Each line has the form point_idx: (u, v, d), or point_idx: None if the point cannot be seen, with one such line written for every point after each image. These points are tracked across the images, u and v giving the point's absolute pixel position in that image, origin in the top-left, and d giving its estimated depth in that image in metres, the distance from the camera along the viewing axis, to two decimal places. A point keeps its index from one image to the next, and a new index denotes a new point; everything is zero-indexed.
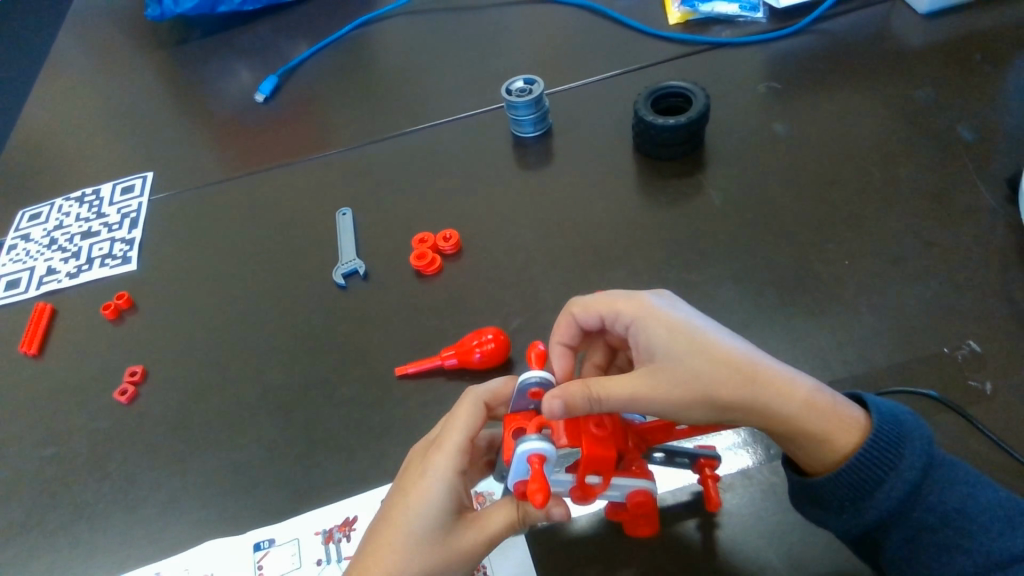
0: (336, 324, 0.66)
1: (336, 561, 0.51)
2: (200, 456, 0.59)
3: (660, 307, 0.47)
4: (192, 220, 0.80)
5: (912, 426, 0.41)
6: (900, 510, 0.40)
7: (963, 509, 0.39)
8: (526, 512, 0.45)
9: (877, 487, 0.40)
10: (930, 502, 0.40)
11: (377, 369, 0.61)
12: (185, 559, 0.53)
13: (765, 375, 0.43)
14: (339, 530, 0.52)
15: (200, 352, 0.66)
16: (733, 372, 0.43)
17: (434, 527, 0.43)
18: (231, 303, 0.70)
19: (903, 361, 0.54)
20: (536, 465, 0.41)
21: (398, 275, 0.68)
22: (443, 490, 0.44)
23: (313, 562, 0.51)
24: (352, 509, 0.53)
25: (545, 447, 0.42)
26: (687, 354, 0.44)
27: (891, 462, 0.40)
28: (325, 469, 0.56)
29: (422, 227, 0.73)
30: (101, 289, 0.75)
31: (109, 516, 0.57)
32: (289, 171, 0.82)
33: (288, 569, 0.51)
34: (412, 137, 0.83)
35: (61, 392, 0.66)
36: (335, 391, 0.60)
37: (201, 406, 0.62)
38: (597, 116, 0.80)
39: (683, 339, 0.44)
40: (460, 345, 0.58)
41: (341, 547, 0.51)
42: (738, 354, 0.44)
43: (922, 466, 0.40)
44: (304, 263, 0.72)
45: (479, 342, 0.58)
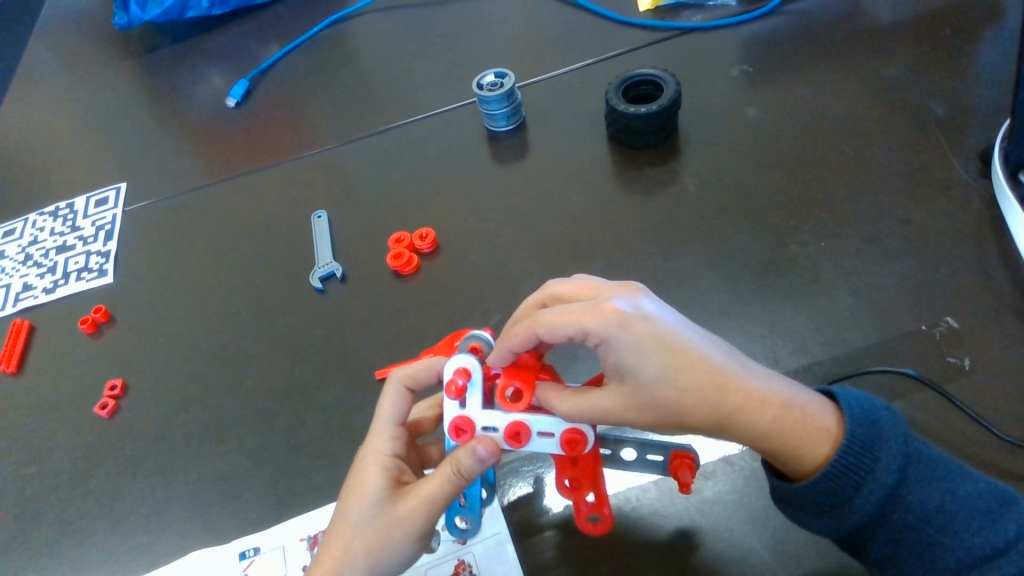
0: (316, 328, 0.65)
1: None
2: (183, 467, 0.58)
3: (631, 319, 0.42)
4: (168, 230, 0.79)
5: (884, 425, 0.41)
6: (881, 512, 0.40)
7: (943, 507, 0.40)
8: (455, 462, 0.43)
9: (856, 492, 0.40)
10: (909, 503, 0.40)
11: (358, 372, 0.61)
12: (170, 572, 0.52)
13: (739, 396, 0.42)
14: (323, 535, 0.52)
15: (181, 362, 0.66)
16: (715, 398, 0.42)
17: (368, 505, 0.44)
18: (209, 312, 0.70)
19: (880, 341, 0.54)
20: (460, 375, 0.45)
21: (376, 276, 0.68)
22: (376, 469, 0.45)
23: (298, 568, 0.51)
24: None
25: (469, 360, 0.46)
26: (660, 382, 0.42)
27: (868, 466, 0.40)
28: (308, 475, 0.55)
29: (398, 226, 0.72)
30: (78, 303, 0.74)
31: (94, 532, 0.56)
32: (264, 175, 0.82)
33: None
34: (386, 136, 0.83)
35: (42, 409, 0.66)
36: (316, 396, 0.60)
37: (183, 416, 0.62)
38: (571, 106, 0.79)
39: (662, 361, 0.42)
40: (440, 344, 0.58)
41: None
42: (714, 372, 0.42)
43: (898, 467, 0.39)
44: (282, 267, 0.72)
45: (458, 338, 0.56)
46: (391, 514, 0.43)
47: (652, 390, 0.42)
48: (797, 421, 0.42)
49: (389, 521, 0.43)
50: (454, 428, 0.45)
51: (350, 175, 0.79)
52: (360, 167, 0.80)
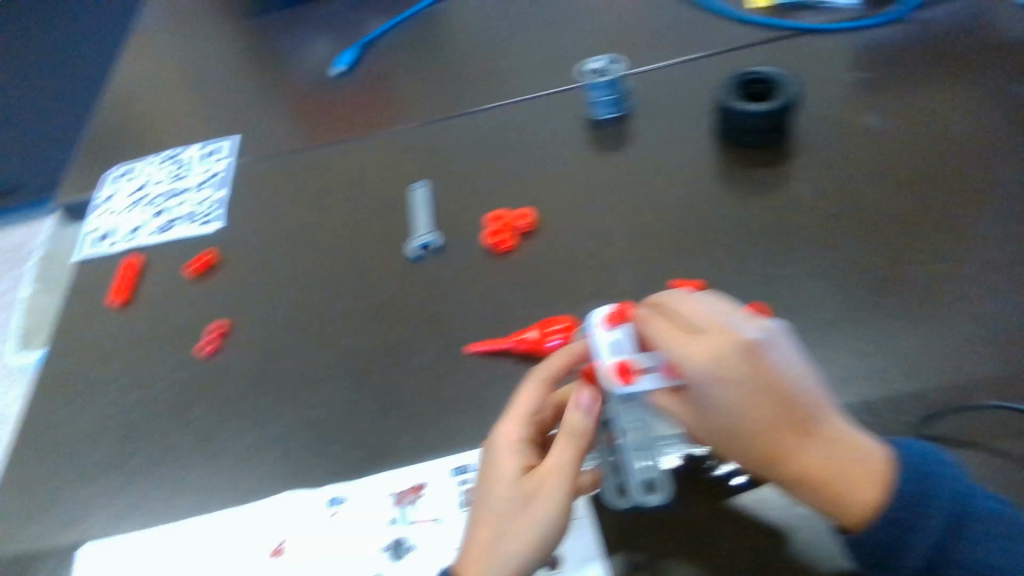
0: (409, 295, 0.67)
1: (406, 523, 0.52)
2: (277, 413, 0.61)
3: (715, 372, 0.42)
4: (273, 186, 0.82)
5: (936, 483, 0.42)
6: (932, 566, 0.42)
7: (987, 560, 0.42)
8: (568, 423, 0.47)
9: (907, 548, 0.42)
10: (959, 557, 0.42)
11: (450, 341, 0.62)
12: (261, 510, 0.55)
13: (790, 468, 0.42)
14: (409, 493, 0.53)
15: (279, 313, 0.68)
16: (761, 460, 0.43)
17: (509, 495, 0.46)
18: (308, 268, 0.72)
19: (992, 368, 0.53)
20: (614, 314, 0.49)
21: (471, 250, 0.69)
22: (510, 456, 0.47)
23: (383, 522, 0.53)
24: (422, 474, 0.54)
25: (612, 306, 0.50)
26: (722, 432, 0.43)
27: (916, 524, 0.42)
28: (397, 434, 0.57)
29: (497, 204, 0.73)
30: (186, 248, 0.77)
31: (192, 464, 0.59)
32: (367, 142, 0.84)
33: (360, 527, 0.53)
34: (488, 113, 0.84)
35: (148, 344, 0.69)
36: (407, 360, 0.62)
37: (279, 365, 0.64)
38: (678, 100, 0.79)
39: (730, 417, 0.42)
40: (533, 330, 0.60)
41: (411, 510, 0.53)
42: (779, 441, 0.42)
43: (947, 526, 0.42)
44: (381, 232, 0.73)
45: (551, 328, 0.59)
46: (530, 497, 0.46)
47: (717, 433, 0.44)
48: (837, 494, 0.42)
49: (531, 505, 0.45)
50: (618, 366, 0.46)
51: (452, 149, 0.80)
52: (461, 142, 0.81)
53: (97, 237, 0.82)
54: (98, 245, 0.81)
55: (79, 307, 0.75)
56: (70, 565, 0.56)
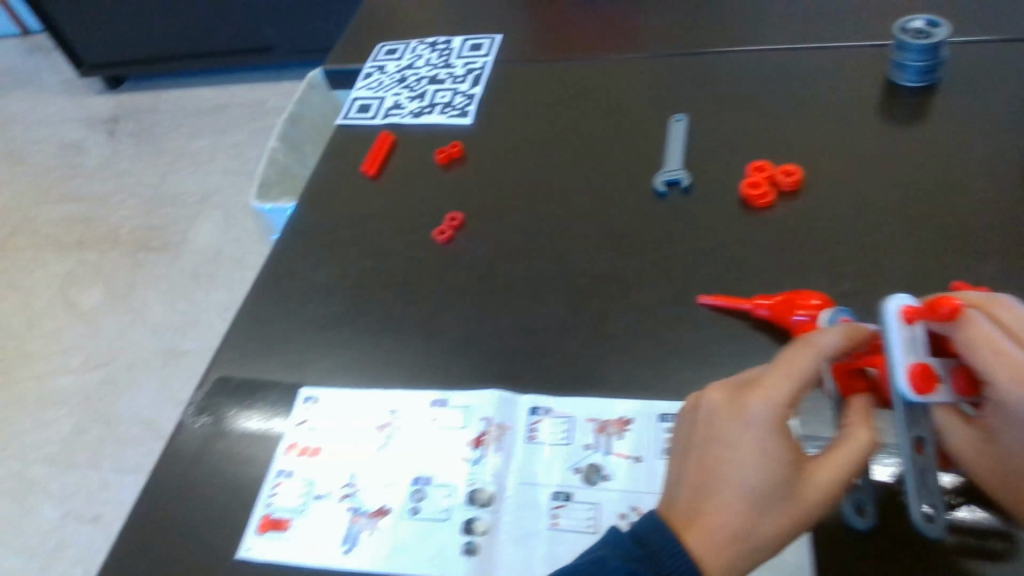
0: (647, 229, 0.65)
1: (604, 453, 0.52)
2: (497, 312, 0.62)
3: None
4: (527, 91, 0.82)
5: None
6: None
7: None
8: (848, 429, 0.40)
9: None
10: None
11: (681, 285, 0.60)
12: (466, 397, 0.57)
13: None
14: (613, 426, 0.53)
15: (514, 217, 0.69)
16: None
17: (769, 492, 0.38)
18: (549, 179, 0.72)
19: None
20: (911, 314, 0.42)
21: (721, 198, 0.65)
22: (777, 439, 0.39)
23: (581, 444, 0.53)
24: (629, 411, 0.53)
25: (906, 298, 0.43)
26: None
27: None
28: (611, 364, 0.56)
29: (758, 155, 0.68)
30: (436, 135, 0.80)
31: (411, 337, 0.62)
32: (630, 65, 0.81)
33: (558, 442, 0.53)
34: (766, 59, 0.77)
35: (388, 216, 0.73)
36: (633, 294, 0.60)
37: (506, 266, 0.65)
38: (1000, 83, 0.68)
39: None
40: (783, 299, 0.54)
41: (611, 441, 0.52)
42: None
43: None
44: (628, 160, 0.71)
45: (805, 304, 0.53)
46: (796, 501, 0.38)
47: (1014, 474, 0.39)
48: None
49: (797, 511, 0.38)
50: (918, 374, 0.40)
51: (719, 89, 0.75)
52: (730, 84, 0.75)
53: (357, 107, 0.86)
54: (357, 114, 0.85)
55: (333, 168, 0.80)
56: (293, 401, 0.61)
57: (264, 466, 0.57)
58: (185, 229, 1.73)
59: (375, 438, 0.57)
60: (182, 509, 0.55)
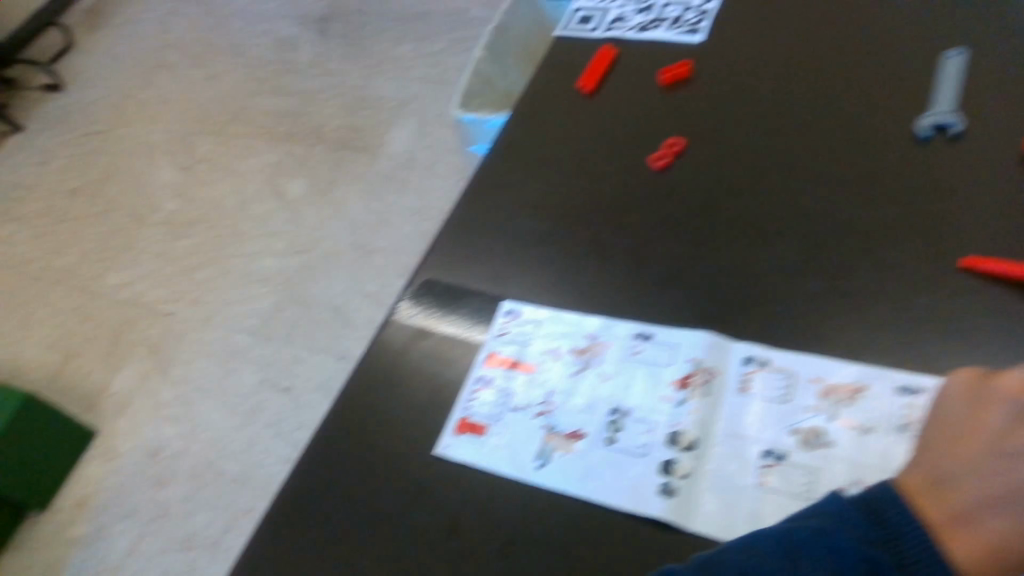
0: (898, 185, 0.68)
1: (826, 421, 0.56)
2: (732, 241, 0.70)
3: None
4: (764, 24, 0.87)
5: None
6: None
7: None
8: None
9: None
10: None
11: (941, 248, 0.63)
12: (680, 338, 0.64)
13: None
14: (846, 393, 0.57)
15: (753, 155, 0.75)
16: None
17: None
18: (789, 117, 0.77)
19: None
20: None
21: (959, 157, 0.67)
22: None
23: (802, 408, 0.58)
24: (865, 377, 0.58)
25: None
26: None
27: None
28: (846, 322, 0.61)
29: (993, 107, 0.69)
30: (658, 52, 0.89)
31: (624, 255, 0.72)
32: (888, 11, 0.82)
33: (772, 400, 0.59)
34: (1022, 6, 0.76)
35: (626, 134, 0.82)
36: (875, 247, 0.64)
37: (733, 203, 0.72)
38: None
39: None
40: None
41: (839, 410, 0.57)
42: None
43: None
44: (874, 100, 0.75)
45: None
46: None
47: None
48: None
49: None
50: None
51: (955, 48, 0.75)
52: (968, 41, 0.75)
53: (581, 18, 0.98)
54: (579, 26, 0.97)
55: (562, 77, 0.92)
56: (495, 313, 0.73)
57: (470, 341, 0.72)
58: (384, 132, 1.97)
59: (575, 360, 0.67)
60: (387, 399, 0.69)
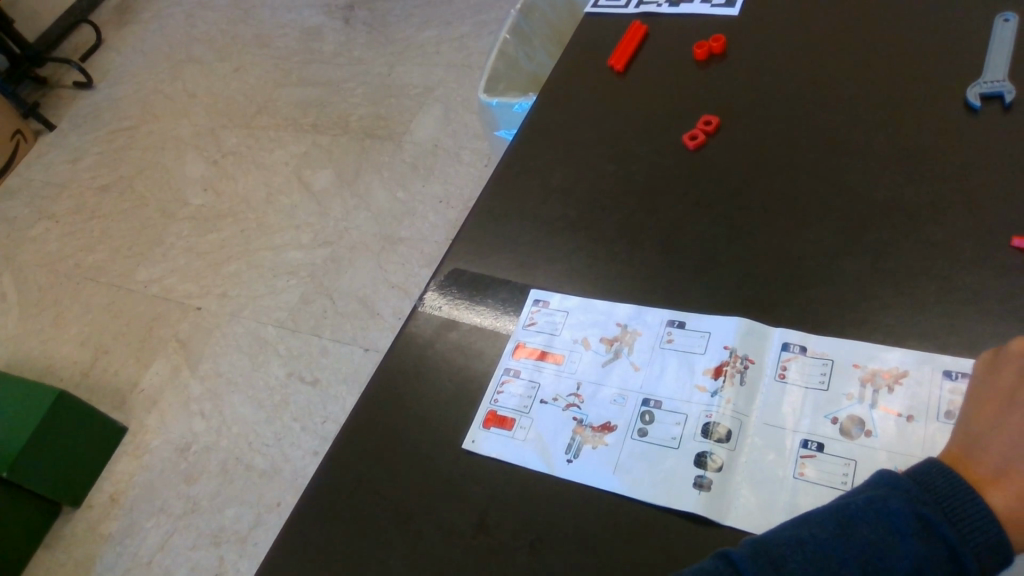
0: (755, 255, 0.97)
1: (805, 432, 0.81)
2: (634, 308, 0.98)
3: None
4: (564, 147, 1.20)
5: None
6: None
7: None
8: None
9: None
10: None
11: (809, 295, 0.91)
12: (656, 389, 0.90)
13: None
14: (784, 382, 0.85)
15: (661, 249, 1.02)
16: None
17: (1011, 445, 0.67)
18: (613, 210, 1.09)
19: None
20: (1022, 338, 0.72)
21: (713, 211, 1.03)
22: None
23: (792, 432, 0.82)
24: (813, 398, 0.83)
25: None
26: None
27: None
28: (773, 370, 0.87)
29: (736, 178, 1.06)
30: (491, 210, 1.17)
31: (599, 367, 0.95)
32: (649, 120, 1.18)
33: (727, 409, 0.85)
34: (723, 107, 1.15)
35: (500, 259, 1.11)
36: (785, 311, 0.91)
37: (630, 288, 1.00)
38: (875, 114, 1.05)
39: None
40: None
41: (809, 424, 0.82)
42: None
43: None
44: (646, 187, 1.10)
45: None
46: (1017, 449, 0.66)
47: None
48: None
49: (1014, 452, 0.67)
50: None
51: (719, 136, 1.11)
52: (719, 135, 1.11)
53: None
54: None
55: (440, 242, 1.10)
56: None
57: (536, 439, 0.90)
58: None
59: None
60: (448, 462, 0.91)
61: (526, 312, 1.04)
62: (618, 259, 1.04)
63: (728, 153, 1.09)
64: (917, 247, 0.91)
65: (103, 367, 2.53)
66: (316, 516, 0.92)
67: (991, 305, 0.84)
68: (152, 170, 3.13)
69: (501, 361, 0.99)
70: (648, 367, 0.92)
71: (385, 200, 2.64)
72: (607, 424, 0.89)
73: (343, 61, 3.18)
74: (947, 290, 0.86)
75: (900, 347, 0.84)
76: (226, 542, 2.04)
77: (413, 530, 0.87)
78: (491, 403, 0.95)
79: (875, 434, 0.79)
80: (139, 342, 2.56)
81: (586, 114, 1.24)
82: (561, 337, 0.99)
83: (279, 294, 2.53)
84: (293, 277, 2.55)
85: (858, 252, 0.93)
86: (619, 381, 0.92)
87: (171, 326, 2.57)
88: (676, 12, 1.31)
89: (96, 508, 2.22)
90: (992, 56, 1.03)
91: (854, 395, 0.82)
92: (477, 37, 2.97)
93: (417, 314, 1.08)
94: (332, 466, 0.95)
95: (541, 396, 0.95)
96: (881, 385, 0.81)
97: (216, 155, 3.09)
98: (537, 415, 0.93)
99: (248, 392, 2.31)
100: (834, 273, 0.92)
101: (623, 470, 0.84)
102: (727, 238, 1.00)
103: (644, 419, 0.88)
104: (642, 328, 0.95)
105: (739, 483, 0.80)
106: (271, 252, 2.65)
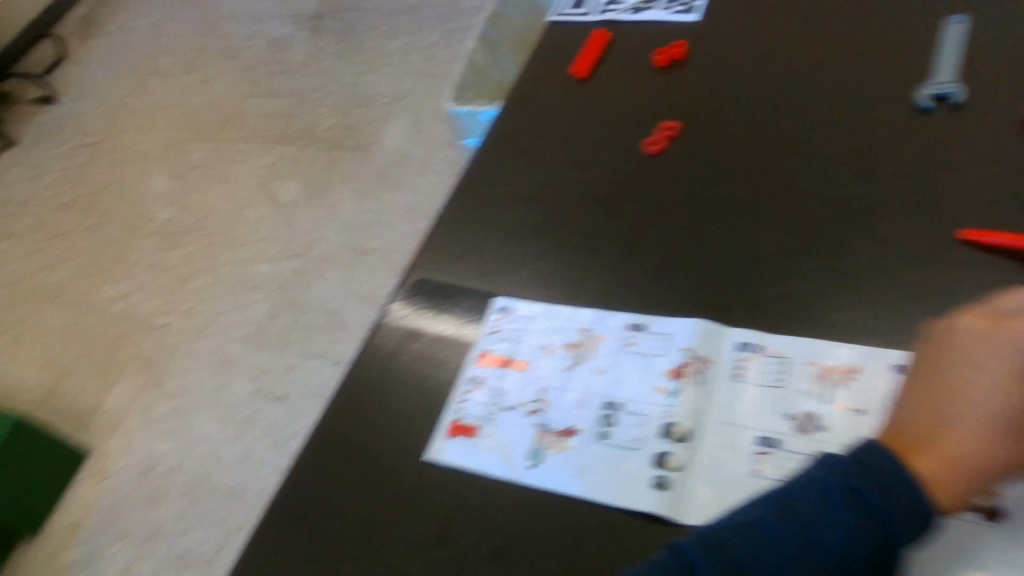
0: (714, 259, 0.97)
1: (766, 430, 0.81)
2: (595, 314, 0.98)
3: None
4: (527, 155, 1.20)
5: None
6: None
7: None
8: None
9: None
10: None
11: (768, 296, 0.91)
12: (620, 392, 0.90)
13: None
14: (745, 381, 0.86)
15: (621, 254, 1.02)
16: None
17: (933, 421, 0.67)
18: (575, 217, 1.09)
19: None
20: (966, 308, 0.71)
21: (673, 215, 1.04)
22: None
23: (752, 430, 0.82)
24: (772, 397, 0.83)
25: None
26: None
27: None
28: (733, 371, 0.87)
29: (695, 183, 1.06)
30: (454, 219, 1.17)
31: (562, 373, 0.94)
32: (610, 126, 1.18)
33: (689, 410, 0.85)
34: (682, 113, 1.16)
35: (463, 268, 1.10)
36: (744, 313, 0.91)
37: (592, 295, 1.00)
38: (830, 119, 1.07)
39: None
40: None
41: (769, 421, 0.82)
42: None
43: None
44: (607, 193, 1.10)
45: None
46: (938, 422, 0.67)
47: None
48: None
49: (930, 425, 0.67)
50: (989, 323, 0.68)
51: (678, 142, 1.12)
52: (679, 141, 1.12)
53: None
54: None
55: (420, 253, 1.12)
56: None
57: (501, 447, 0.89)
58: None
59: None
60: (411, 475, 0.90)
61: (489, 319, 1.03)
62: (580, 265, 1.03)
63: (688, 157, 1.10)
64: (871, 247, 0.92)
65: (65, 388, 2.47)
66: (277, 534, 0.90)
67: (942, 300, 0.85)
68: (115, 185, 3.08)
69: (464, 370, 0.98)
70: (610, 370, 0.92)
71: (353, 212, 2.61)
72: (570, 428, 0.88)
73: (310, 73, 3.16)
74: (901, 288, 0.87)
75: (857, 345, 0.84)
76: (193, 565, 1.99)
77: (374, 546, 0.85)
78: (454, 412, 0.94)
79: (835, 431, 0.79)
80: (103, 361, 2.50)
81: (548, 121, 1.24)
82: (524, 343, 0.98)
83: (247, 309, 2.49)
84: (261, 291, 2.52)
85: (815, 253, 0.93)
86: (583, 385, 0.92)
87: (135, 344, 2.52)
88: (638, 21, 1.33)
89: (59, 533, 2.15)
90: (943, 62, 1.06)
91: (813, 393, 0.82)
92: (444, 47, 2.97)
93: (381, 326, 1.06)
94: (293, 482, 0.93)
95: (504, 402, 0.94)
96: (840, 382, 0.82)
97: (180, 169, 3.04)
98: (500, 422, 0.92)
99: (216, 409, 2.27)
100: (792, 275, 0.92)
101: (586, 474, 0.83)
102: (687, 242, 1.00)
103: (607, 423, 0.88)
104: (605, 333, 0.95)
105: (700, 481, 0.80)
106: (238, 266, 2.61)
